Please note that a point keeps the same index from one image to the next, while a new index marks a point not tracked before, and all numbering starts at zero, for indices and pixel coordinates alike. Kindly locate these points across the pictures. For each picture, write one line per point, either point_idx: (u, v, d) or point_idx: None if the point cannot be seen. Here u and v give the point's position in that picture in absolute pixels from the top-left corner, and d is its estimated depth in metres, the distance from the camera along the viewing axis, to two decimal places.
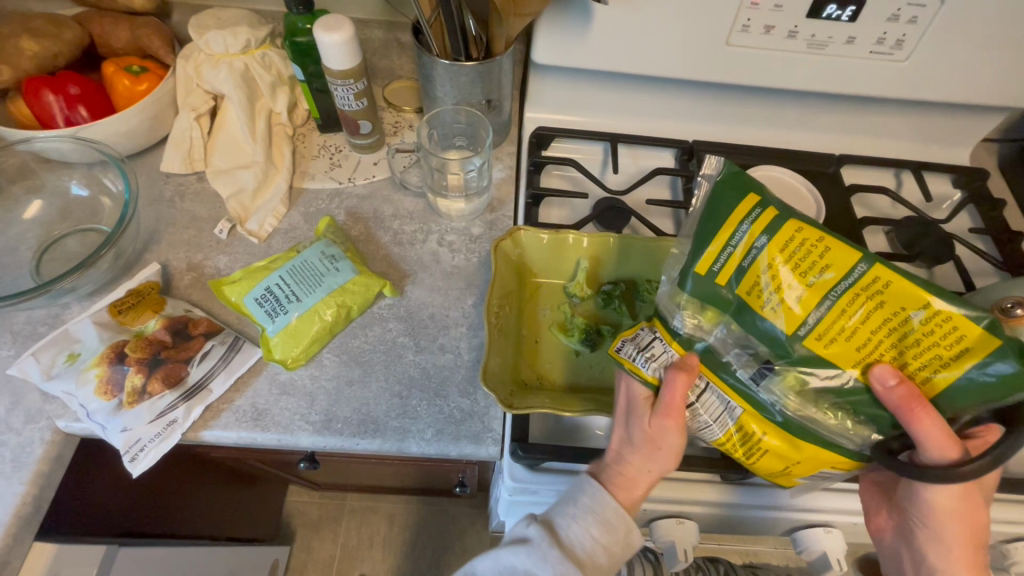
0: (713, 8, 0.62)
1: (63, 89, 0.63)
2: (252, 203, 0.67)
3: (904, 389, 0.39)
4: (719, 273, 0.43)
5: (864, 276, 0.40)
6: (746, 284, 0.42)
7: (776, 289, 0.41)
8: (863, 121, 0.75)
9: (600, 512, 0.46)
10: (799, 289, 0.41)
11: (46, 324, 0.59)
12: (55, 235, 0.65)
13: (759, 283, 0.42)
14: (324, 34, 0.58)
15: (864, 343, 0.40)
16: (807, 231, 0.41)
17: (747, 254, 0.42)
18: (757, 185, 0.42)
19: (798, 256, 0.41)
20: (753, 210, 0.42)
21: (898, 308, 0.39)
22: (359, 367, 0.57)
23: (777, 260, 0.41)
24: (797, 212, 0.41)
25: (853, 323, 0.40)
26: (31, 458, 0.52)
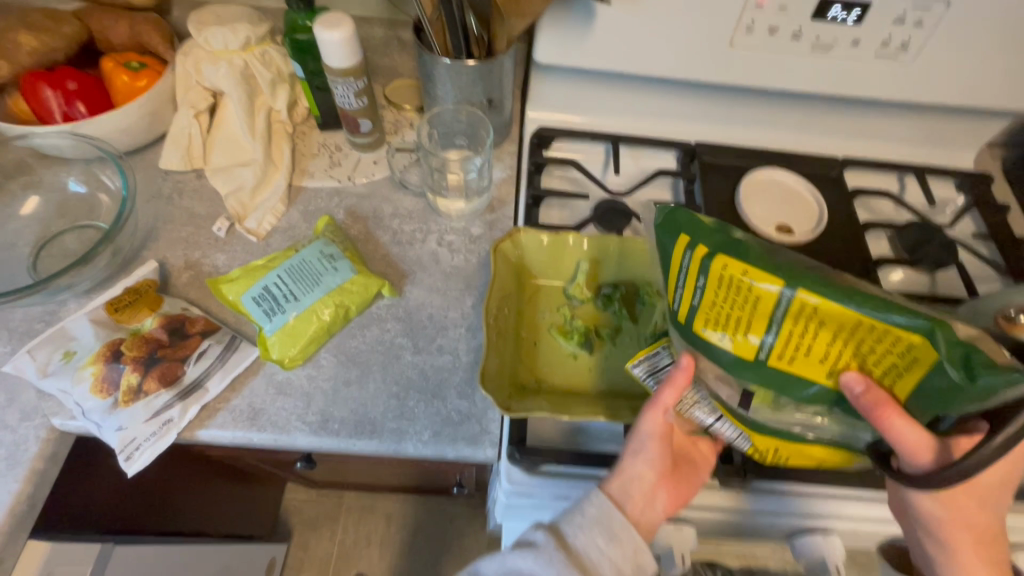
0: (716, 9, 0.61)
1: (61, 85, 0.63)
2: (251, 201, 0.67)
3: (872, 397, 0.40)
4: (678, 311, 0.46)
5: (794, 303, 0.40)
6: (700, 321, 0.45)
7: (726, 325, 0.43)
8: (866, 124, 0.75)
9: (606, 521, 0.44)
10: (747, 323, 0.42)
11: (43, 321, 0.58)
12: (53, 232, 0.65)
13: (711, 319, 0.44)
14: (324, 31, 0.58)
15: (824, 358, 0.41)
16: (739, 269, 0.42)
17: (693, 295, 0.45)
18: (686, 228, 0.46)
19: (734, 293, 0.43)
20: (685, 252, 0.45)
21: (839, 326, 0.40)
22: (356, 367, 0.57)
23: (716, 297, 0.43)
24: (726, 247, 0.43)
25: (804, 345, 0.41)
26: (26, 456, 0.51)
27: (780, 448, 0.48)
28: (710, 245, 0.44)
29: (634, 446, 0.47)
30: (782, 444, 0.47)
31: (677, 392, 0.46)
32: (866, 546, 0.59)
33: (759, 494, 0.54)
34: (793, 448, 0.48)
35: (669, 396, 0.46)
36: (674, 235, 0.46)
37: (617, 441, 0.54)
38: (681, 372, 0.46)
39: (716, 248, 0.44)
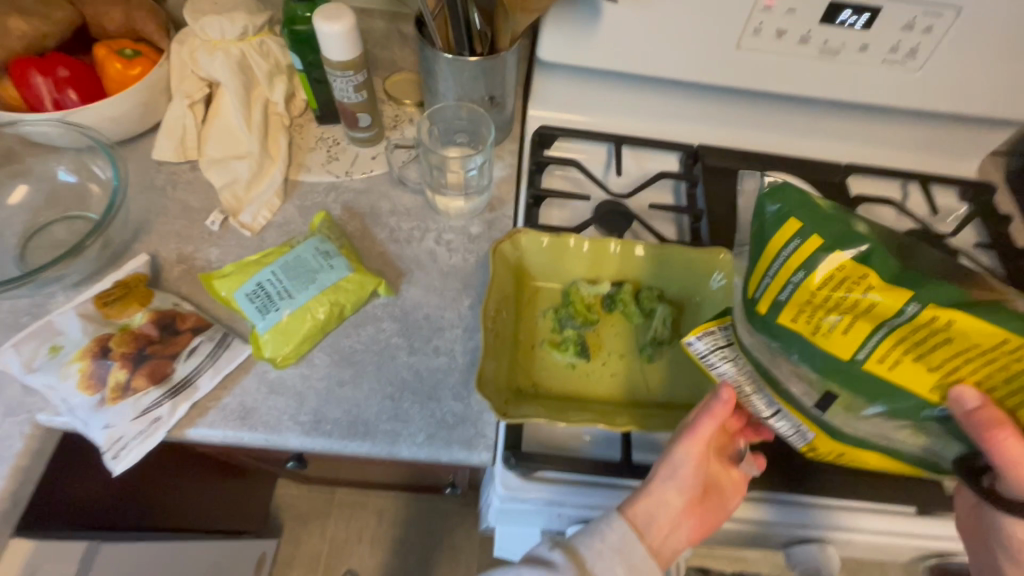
0: (725, 11, 0.60)
1: (52, 71, 0.61)
2: (246, 194, 0.66)
3: (976, 409, 0.38)
4: (758, 303, 0.44)
5: (918, 316, 0.38)
6: (790, 317, 0.42)
7: (823, 327, 0.41)
8: (869, 131, 0.74)
9: (628, 554, 0.42)
10: (846, 314, 0.40)
11: (29, 314, 0.57)
12: (41, 222, 0.63)
13: (801, 319, 0.42)
14: (323, 24, 0.57)
15: (940, 364, 0.39)
16: (855, 260, 0.40)
17: (789, 278, 0.42)
18: (801, 216, 0.42)
19: (836, 301, 0.41)
20: (793, 241, 0.42)
21: (972, 343, 0.37)
22: (350, 367, 0.56)
23: (814, 301, 0.41)
24: (847, 246, 0.40)
25: (914, 351, 0.39)
26: (10, 452, 0.50)
27: (844, 453, 0.46)
28: (826, 228, 0.41)
29: (666, 472, 0.45)
30: (846, 450, 0.45)
31: (717, 423, 0.45)
32: (862, 556, 0.59)
33: (756, 502, 0.53)
34: (856, 454, 0.45)
35: (709, 428, 0.45)
36: (782, 212, 0.43)
37: (613, 446, 0.54)
38: (719, 404, 0.44)
39: (832, 231, 0.41)
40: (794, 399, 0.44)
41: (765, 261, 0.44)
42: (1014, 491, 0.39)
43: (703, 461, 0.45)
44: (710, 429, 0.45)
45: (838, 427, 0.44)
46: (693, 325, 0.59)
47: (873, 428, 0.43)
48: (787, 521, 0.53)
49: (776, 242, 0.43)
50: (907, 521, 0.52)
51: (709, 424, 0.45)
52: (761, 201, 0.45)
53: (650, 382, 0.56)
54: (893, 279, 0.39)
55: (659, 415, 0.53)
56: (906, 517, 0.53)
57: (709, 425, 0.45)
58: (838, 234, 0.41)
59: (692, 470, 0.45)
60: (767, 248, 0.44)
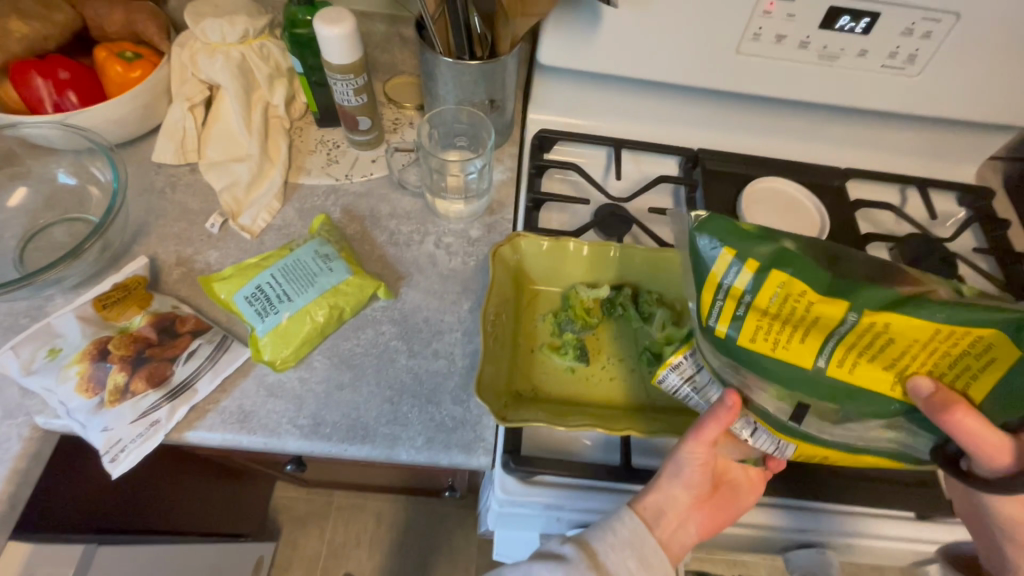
0: (724, 15, 0.60)
1: (53, 74, 0.61)
2: (246, 197, 0.66)
3: (947, 395, 0.39)
4: (716, 327, 0.44)
5: (858, 324, 0.41)
6: (749, 336, 0.43)
7: (783, 342, 0.42)
8: (868, 135, 0.74)
9: (639, 547, 0.43)
10: (799, 330, 0.42)
11: (28, 316, 0.57)
12: (41, 224, 0.63)
13: (758, 336, 0.43)
14: (324, 27, 0.57)
15: (894, 363, 0.41)
16: (793, 278, 0.42)
17: (740, 300, 0.43)
18: (736, 240, 0.43)
19: (784, 316, 0.42)
20: (733, 267, 0.43)
21: (911, 339, 0.41)
22: (350, 370, 0.56)
23: (765, 319, 0.43)
24: (784, 264, 0.42)
25: (867, 354, 0.42)
26: (8, 455, 0.50)
27: (827, 457, 0.47)
28: (756, 251, 0.43)
29: (672, 469, 0.46)
30: (828, 452, 0.46)
31: (722, 428, 0.44)
32: (862, 561, 0.59)
33: (757, 507, 0.53)
34: (839, 456, 0.47)
35: (715, 431, 0.44)
36: (714, 244, 0.43)
37: (613, 450, 0.53)
38: (725, 410, 0.44)
39: (765, 253, 0.43)
40: (777, 420, 0.45)
41: (709, 289, 0.44)
42: (988, 467, 0.40)
43: (709, 458, 0.46)
44: (716, 433, 0.44)
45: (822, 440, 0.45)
46: None
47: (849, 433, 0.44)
48: (787, 527, 0.52)
49: (712, 274, 0.44)
50: (908, 527, 0.52)
51: (715, 428, 0.44)
52: (692, 235, 0.45)
53: (650, 386, 0.56)
54: (832, 292, 0.42)
55: (659, 420, 0.53)
56: (907, 523, 0.52)
57: (716, 430, 0.44)
58: (769, 256, 0.42)
59: (699, 468, 0.45)
60: (708, 278, 0.44)
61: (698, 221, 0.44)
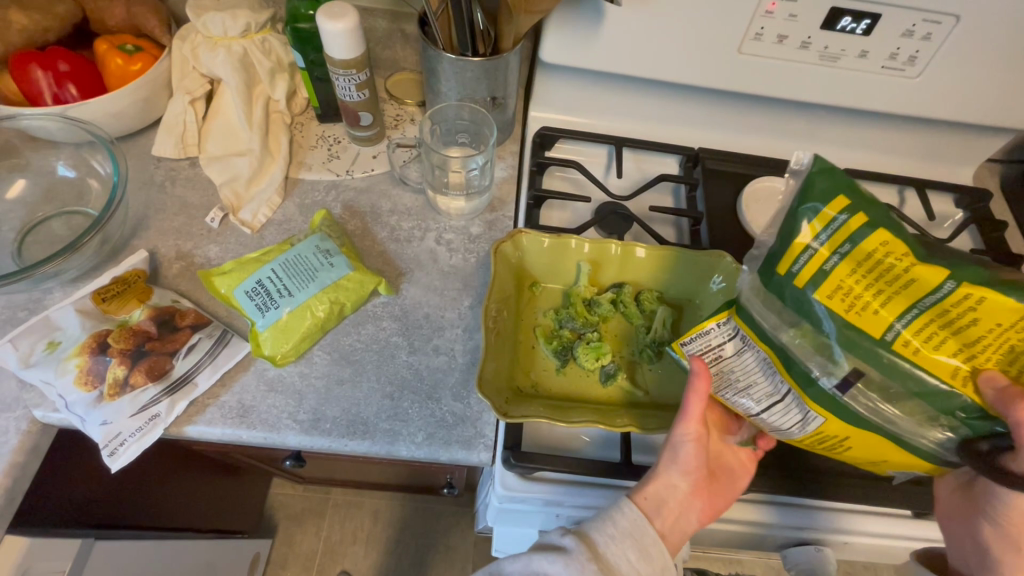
0: (726, 15, 0.60)
1: (52, 65, 0.60)
2: (247, 191, 0.65)
3: (1019, 395, 0.37)
4: (799, 278, 0.41)
5: (952, 295, 0.38)
6: (829, 290, 0.40)
7: (859, 302, 0.40)
8: (867, 137, 0.75)
9: (640, 537, 0.43)
10: (879, 293, 0.40)
11: (26, 309, 0.57)
12: (39, 217, 0.63)
13: (839, 291, 0.40)
14: (327, 22, 0.56)
15: (969, 345, 0.38)
16: (897, 237, 0.39)
17: (836, 251, 0.40)
18: (851, 189, 0.40)
19: (875, 274, 0.40)
20: (842, 216, 0.40)
21: (995, 323, 0.38)
22: (349, 366, 0.56)
23: (852, 275, 0.40)
24: (890, 223, 0.40)
25: (947, 331, 0.39)
26: (5, 448, 0.50)
27: (851, 437, 0.44)
28: (872, 205, 0.40)
29: (668, 456, 0.47)
30: (853, 434, 0.43)
31: (699, 399, 0.46)
32: (858, 558, 0.59)
33: (753, 503, 0.53)
34: (865, 440, 0.43)
35: (697, 406, 0.46)
36: (831, 189, 0.40)
37: (612, 447, 0.54)
38: (697, 377, 0.46)
39: (877, 210, 0.40)
40: (822, 391, 0.42)
41: (801, 233, 0.41)
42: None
43: (700, 442, 0.47)
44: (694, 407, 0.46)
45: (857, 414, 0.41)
46: (694, 324, 0.59)
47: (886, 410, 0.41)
48: (784, 524, 0.53)
49: (816, 218, 0.41)
50: (903, 524, 0.53)
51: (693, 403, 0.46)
52: (807, 175, 0.42)
53: (649, 383, 0.56)
54: (931, 259, 0.39)
55: (657, 415, 0.53)
56: (901, 520, 0.53)
57: (694, 403, 0.46)
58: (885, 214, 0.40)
59: (690, 449, 0.46)
60: (806, 223, 0.41)
61: (820, 165, 0.41)
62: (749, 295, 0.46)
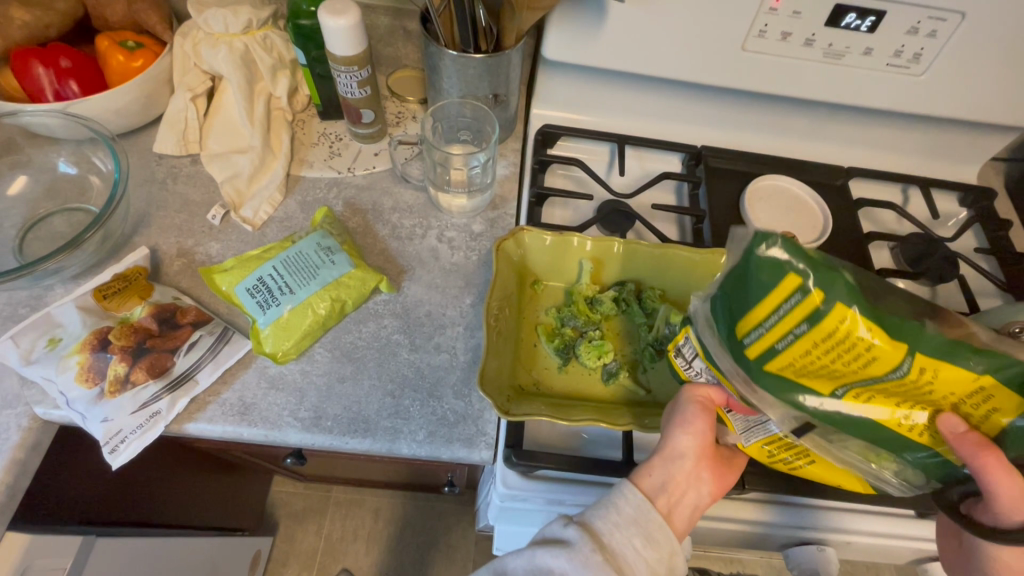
0: (731, 12, 0.60)
1: (53, 61, 0.60)
2: (248, 188, 0.65)
3: (976, 441, 0.37)
4: (752, 346, 0.39)
5: (908, 370, 0.36)
6: (779, 361, 0.38)
7: (812, 368, 0.37)
8: (871, 135, 0.74)
9: (644, 522, 0.42)
10: (839, 363, 0.37)
11: (27, 306, 0.57)
12: (40, 214, 0.63)
13: (792, 360, 0.37)
14: (328, 18, 0.56)
15: (918, 403, 0.38)
16: (857, 311, 0.36)
17: (784, 330, 0.37)
18: (801, 261, 0.36)
19: (834, 348, 0.36)
20: (795, 293, 0.36)
21: (948, 390, 0.37)
22: (351, 363, 0.56)
23: (809, 348, 0.36)
24: (848, 296, 0.36)
25: (897, 392, 0.37)
26: (6, 445, 0.50)
27: (810, 450, 0.44)
28: (827, 277, 0.36)
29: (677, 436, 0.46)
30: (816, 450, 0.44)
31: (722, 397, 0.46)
32: (862, 559, 0.59)
33: (754, 502, 0.53)
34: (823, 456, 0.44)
35: (721, 394, 0.46)
36: (780, 265, 0.36)
37: (613, 446, 0.53)
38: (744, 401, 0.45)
39: (834, 278, 0.36)
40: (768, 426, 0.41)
41: (757, 307, 0.38)
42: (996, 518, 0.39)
43: (710, 422, 0.46)
44: (724, 399, 0.47)
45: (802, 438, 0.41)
46: None
47: (848, 448, 0.40)
48: (785, 523, 0.52)
49: (772, 292, 0.37)
50: (906, 525, 0.52)
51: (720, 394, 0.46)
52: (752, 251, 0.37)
53: (651, 383, 0.55)
54: (893, 331, 0.36)
55: (660, 413, 0.52)
56: (904, 520, 0.53)
57: (723, 396, 0.46)
58: (837, 285, 0.36)
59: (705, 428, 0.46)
60: (761, 299, 0.37)
61: (767, 235, 0.37)
62: (701, 327, 0.44)
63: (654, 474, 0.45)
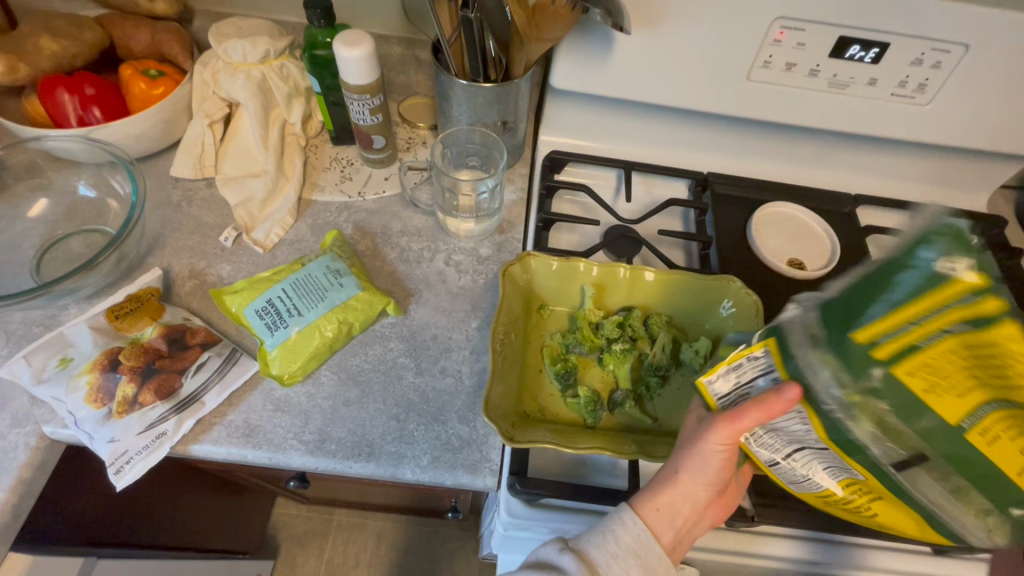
0: (735, 42, 0.61)
1: (78, 89, 0.63)
2: (260, 212, 0.67)
3: None
4: (878, 344, 0.33)
5: None
6: (910, 365, 0.32)
7: (944, 387, 0.32)
8: (877, 163, 0.75)
9: (643, 555, 0.42)
10: (973, 383, 0.31)
11: (41, 325, 0.57)
12: (59, 235, 0.64)
13: (928, 368, 0.32)
14: (343, 49, 0.58)
15: None
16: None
17: (919, 326, 0.32)
18: (983, 264, 0.31)
19: (978, 364, 0.31)
20: (965, 295, 0.31)
21: None
22: (356, 387, 0.56)
23: (954, 358, 0.31)
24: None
25: None
26: (14, 464, 0.50)
27: (882, 497, 0.39)
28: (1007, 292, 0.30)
29: (692, 463, 0.43)
30: (887, 495, 0.38)
31: (762, 418, 0.38)
32: None
33: (765, 535, 0.52)
34: (889, 508, 0.40)
35: (753, 421, 0.38)
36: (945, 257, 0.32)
37: (619, 475, 0.53)
38: (777, 401, 0.37)
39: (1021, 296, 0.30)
40: (863, 455, 0.36)
41: (906, 304, 0.32)
42: None
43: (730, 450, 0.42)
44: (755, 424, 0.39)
45: (893, 474, 0.36)
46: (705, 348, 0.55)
47: (936, 493, 0.35)
48: (798, 558, 0.51)
49: (934, 286, 0.32)
50: (925, 562, 0.51)
51: (756, 416, 0.38)
52: (919, 241, 0.33)
53: (658, 411, 0.54)
54: None
55: (666, 442, 0.51)
56: (923, 557, 0.51)
57: (753, 420, 0.38)
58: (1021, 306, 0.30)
59: (722, 457, 0.42)
60: (916, 294, 0.32)
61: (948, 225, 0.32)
62: (801, 330, 0.38)
63: (659, 511, 0.43)
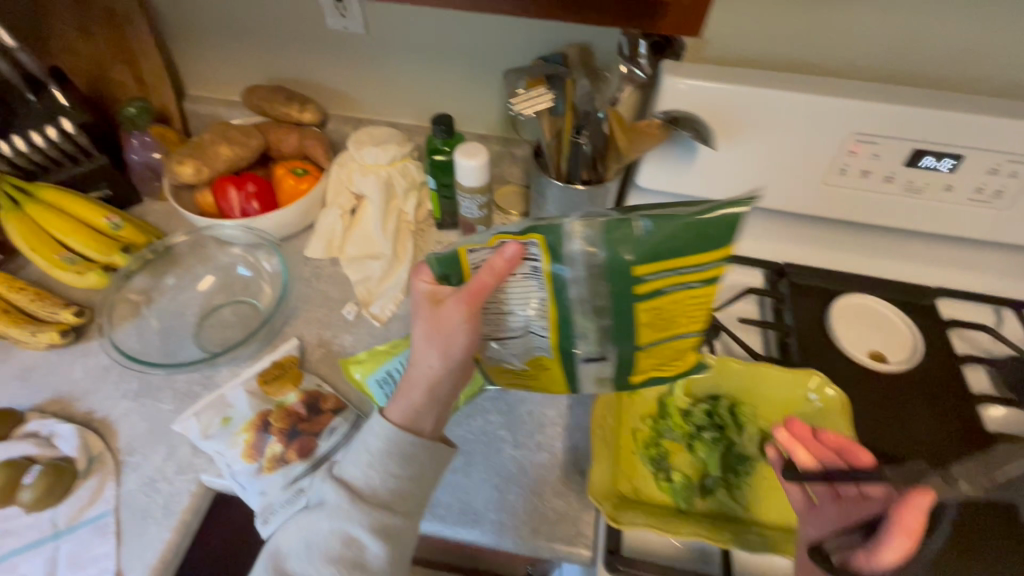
0: (812, 152, 0.67)
1: (243, 186, 0.76)
2: (377, 288, 0.76)
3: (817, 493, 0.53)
4: (642, 280, 0.45)
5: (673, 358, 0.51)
6: (646, 288, 0.46)
7: (675, 283, 0.46)
8: (953, 257, 0.77)
9: (370, 450, 0.50)
10: (688, 318, 0.49)
11: (200, 384, 0.67)
12: (214, 305, 0.77)
13: (654, 286, 0.46)
14: (464, 158, 0.68)
15: (650, 366, 0.53)
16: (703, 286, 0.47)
17: (672, 275, 0.45)
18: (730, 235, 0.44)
19: (688, 301, 0.48)
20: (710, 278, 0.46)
21: (670, 363, 0.53)
22: (461, 456, 0.62)
23: (651, 275, 0.45)
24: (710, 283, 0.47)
25: (656, 364, 0.53)
26: (178, 507, 0.58)
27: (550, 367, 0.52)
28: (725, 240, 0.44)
29: (444, 339, 0.49)
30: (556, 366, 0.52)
31: (494, 277, 0.47)
32: None
33: None
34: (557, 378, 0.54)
35: (486, 279, 0.47)
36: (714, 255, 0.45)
37: (710, 561, 0.55)
38: (501, 259, 0.46)
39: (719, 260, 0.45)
40: (557, 359, 0.51)
41: (701, 252, 0.44)
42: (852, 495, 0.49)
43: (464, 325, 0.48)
44: (486, 284, 0.47)
45: (573, 355, 0.50)
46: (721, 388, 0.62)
47: (584, 379, 0.53)
48: None
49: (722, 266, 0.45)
50: None
51: (490, 280, 0.47)
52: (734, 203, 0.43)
53: (751, 502, 0.57)
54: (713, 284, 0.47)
55: (761, 534, 0.53)
56: None
57: (488, 277, 0.47)
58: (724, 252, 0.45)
59: (464, 330, 0.48)
60: (702, 246, 0.44)
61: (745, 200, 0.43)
62: (592, 241, 0.45)
63: (397, 392, 0.51)
